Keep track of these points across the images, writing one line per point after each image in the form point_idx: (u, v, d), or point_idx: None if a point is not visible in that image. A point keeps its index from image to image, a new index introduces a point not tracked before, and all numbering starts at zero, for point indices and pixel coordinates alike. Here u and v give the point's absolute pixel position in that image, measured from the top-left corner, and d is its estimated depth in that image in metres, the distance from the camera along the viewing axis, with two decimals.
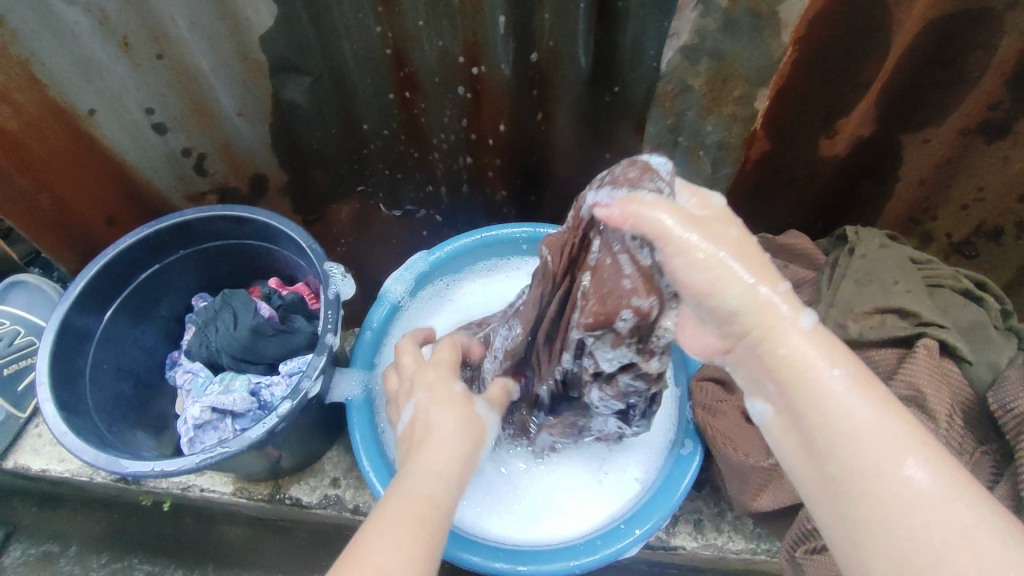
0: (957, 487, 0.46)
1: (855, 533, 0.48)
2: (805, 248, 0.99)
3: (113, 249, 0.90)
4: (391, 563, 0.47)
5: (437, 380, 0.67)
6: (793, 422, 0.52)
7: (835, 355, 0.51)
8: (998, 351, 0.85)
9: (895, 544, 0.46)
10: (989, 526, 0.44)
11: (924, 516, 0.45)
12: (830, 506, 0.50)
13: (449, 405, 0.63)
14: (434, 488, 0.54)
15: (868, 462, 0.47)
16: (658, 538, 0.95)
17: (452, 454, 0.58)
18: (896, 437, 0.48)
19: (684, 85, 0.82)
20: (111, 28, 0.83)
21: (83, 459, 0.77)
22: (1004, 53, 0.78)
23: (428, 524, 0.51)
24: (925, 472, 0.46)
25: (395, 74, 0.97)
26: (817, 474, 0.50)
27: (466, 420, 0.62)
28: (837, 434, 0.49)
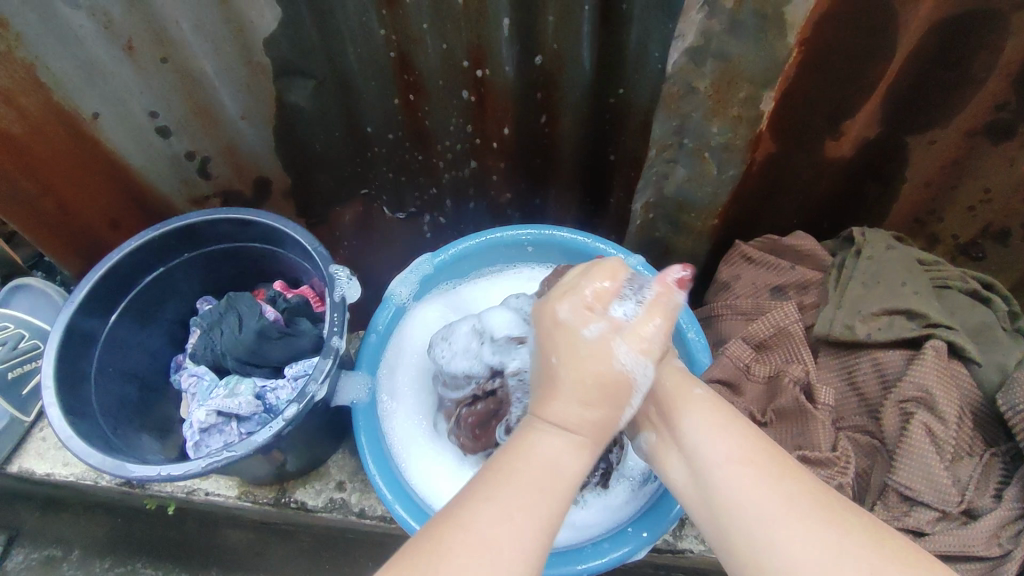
0: (781, 467, 0.56)
1: (716, 520, 0.57)
2: (809, 251, 0.97)
3: (119, 253, 0.90)
4: (505, 513, 0.51)
5: (569, 329, 0.59)
6: (669, 439, 0.65)
7: (697, 382, 0.66)
8: (1007, 353, 0.85)
9: (740, 518, 0.55)
10: (803, 495, 0.54)
11: (758, 491, 0.55)
12: (701, 515, 0.59)
13: (585, 363, 0.57)
14: (560, 456, 0.55)
15: (711, 456, 0.59)
16: (664, 542, 0.95)
17: (591, 424, 0.57)
18: (735, 437, 0.60)
19: (689, 87, 0.82)
20: (116, 32, 0.83)
21: (89, 463, 0.77)
22: (1010, 54, 0.78)
23: (555, 486, 0.54)
24: (752, 457, 0.57)
25: (399, 77, 0.97)
26: (692, 488, 0.61)
27: (599, 380, 0.57)
28: (696, 446, 0.61)
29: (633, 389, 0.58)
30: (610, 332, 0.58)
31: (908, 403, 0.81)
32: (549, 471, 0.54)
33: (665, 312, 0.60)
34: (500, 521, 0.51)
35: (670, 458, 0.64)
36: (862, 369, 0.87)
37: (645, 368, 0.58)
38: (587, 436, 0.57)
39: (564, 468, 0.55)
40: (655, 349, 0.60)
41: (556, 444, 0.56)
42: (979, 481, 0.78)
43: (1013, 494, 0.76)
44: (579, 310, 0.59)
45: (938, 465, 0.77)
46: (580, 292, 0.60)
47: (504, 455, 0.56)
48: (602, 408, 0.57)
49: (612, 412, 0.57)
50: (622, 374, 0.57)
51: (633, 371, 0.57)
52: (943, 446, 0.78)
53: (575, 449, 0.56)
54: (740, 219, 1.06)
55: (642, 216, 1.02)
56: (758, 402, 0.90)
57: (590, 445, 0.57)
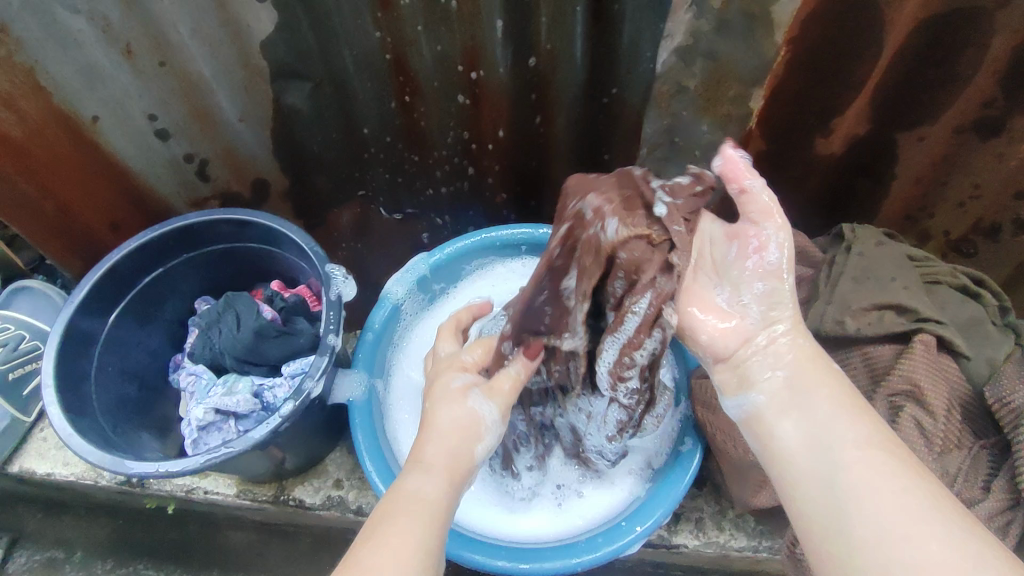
0: (915, 465, 0.56)
1: (835, 495, 0.56)
2: (801, 246, 1.00)
3: (118, 253, 0.91)
4: (380, 544, 0.55)
5: (442, 381, 0.73)
6: (787, 405, 0.64)
7: (830, 362, 0.66)
8: (997, 346, 0.85)
9: (869, 496, 0.54)
10: (941, 496, 0.53)
11: (899, 483, 0.54)
12: (810, 484, 0.58)
13: (447, 411, 0.69)
14: (425, 486, 0.62)
15: (844, 433, 0.58)
16: (659, 537, 0.96)
17: (447, 455, 0.65)
18: (870, 426, 0.59)
19: (677, 86, 0.86)
20: (115, 36, 0.84)
21: (88, 460, 0.78)
22: (997, 51, 0.79)
23: (424, 508, 0.59)
24: (889, 448, 0.57)
25: (393, 78, 0.98)
26: (803, 455, 0.60)
27: (454, 420, 0.68)
28: (822, 416, 0.61)
29: (483, 428, 0.69)
30: (472, 383, 0.72)
31: (897, 397, 0.82)
32: (415, 499, 0.60)
33: (509, 377, 0.73)
34: (375, 552, 0.54)
35: (780, 422, 0.63)
36: (853, 364, 0.88)
37: (493, 412, 0.70)
38: (447, 465, 0.65)
39: (427, 494, 0.61)
40: (503, 396, 0.72)
41: (421, 478, 0.63)
42: (967, 473, 0.79)
43: (1001, 486, 0.76)
44: (454, 367, 0.75)
45: (927, 458, 0.78)
46: (455, 358, 0.77)
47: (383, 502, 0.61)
48: (456, 442, 0.66)
49: (464, 446, 0.67)
50: (472, 415, 0.69)
51: (478, 410, 0.69)
52: (931, 438, 0.79)
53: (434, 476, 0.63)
54: None
55: None
56: None
57: (450, 475, 0.64)
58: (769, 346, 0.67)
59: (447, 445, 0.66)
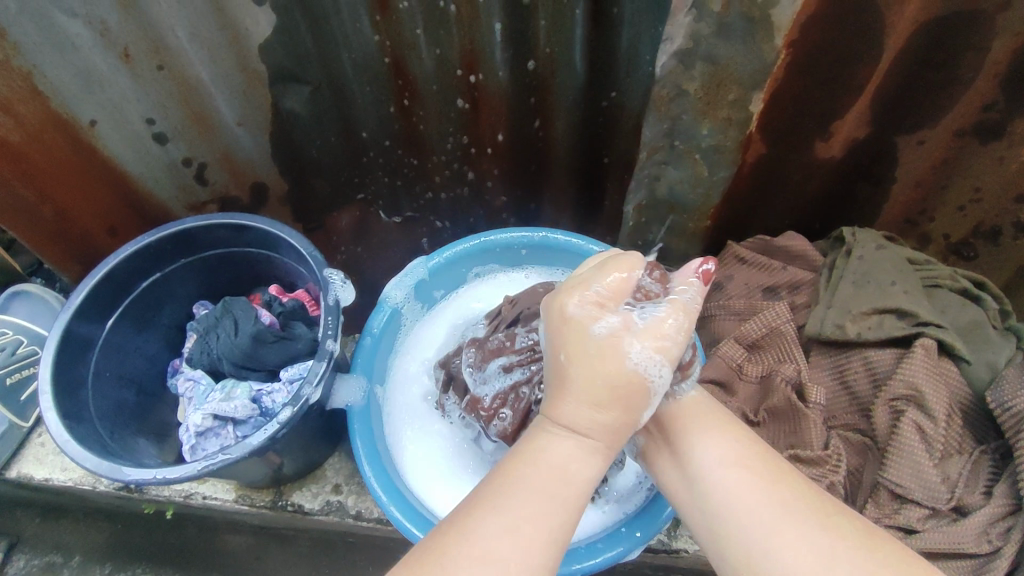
0: (774, 470, 0.60)
1: (713, 518, 0.60)
2: (799, 250, 0.98)
3: (115, 258, 0.90)
4: (512, 522, 0.54)
5: (582, 329, 0.60)
6: (661, 444, 0.67)
7: (691, 387, 0.70)
8: (998, 350, 0.85)
9: (739, 518, 0.57)
10: (797, 498, 0.57)
11: (756, 495, 0.58)
12: (695, 516, 0.62)
13: (593, 372, 0.59)
14: (573, 460, 0.58)
15: (706, 459, 0.63)
16: (659, 542, 0.95)
17: (602, 426, 0.59)
18: (730, 442, 0.63)
19: (678, 89, 0.83)
20: (113, 40, 0.84)
21: (85, 467, 0.78)
22: (997, 54, 0.79)
23: (563, 484, 0.57)
24: (746, 461, 0.61)
25: (392, 82, 0.98)
26: (683, 491, 0.64)
27: (610, 383, 0.58)
28: (688, 448, 0.64)
29: (646, 395, 0.59)
30: (625, 330, 0.59)
31: (897, 401, 0.82)
32: (557, 476, 0.57)
33: (674, 309, 0.62)
34: (506, 530, 0.53)
35: (662, 460, 0.67)
36: (853, 369, 0.88)
37: (662, 366, 0.59)
38: (607, 433, 0.60)
39: (571, 470, 0.58)
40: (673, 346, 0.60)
41: (567, 450, 0.59)
42: (968, 478, 0.79)
43: (1002, 492, 0.76)
44: (593, 304, 0.61)
45: (928, 464, 0.78)
46: (591, 291, 0.62)
47: (517, 462, 0.59)
48: (613, 411, 0.59)
49: (624, 414, 0.59)
50: (634, 375, 0.58)
51: (644, 371, 0.59)
52: (932, 443, 0.79)
53: (583, 454, 0.59)
54: (732, 218, 1.06)
55: (635, 218, 1.02)
56: (751, 402, 0.90)
57: (606, 447, 0.60)
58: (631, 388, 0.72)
59: (605, 418, 0.59)
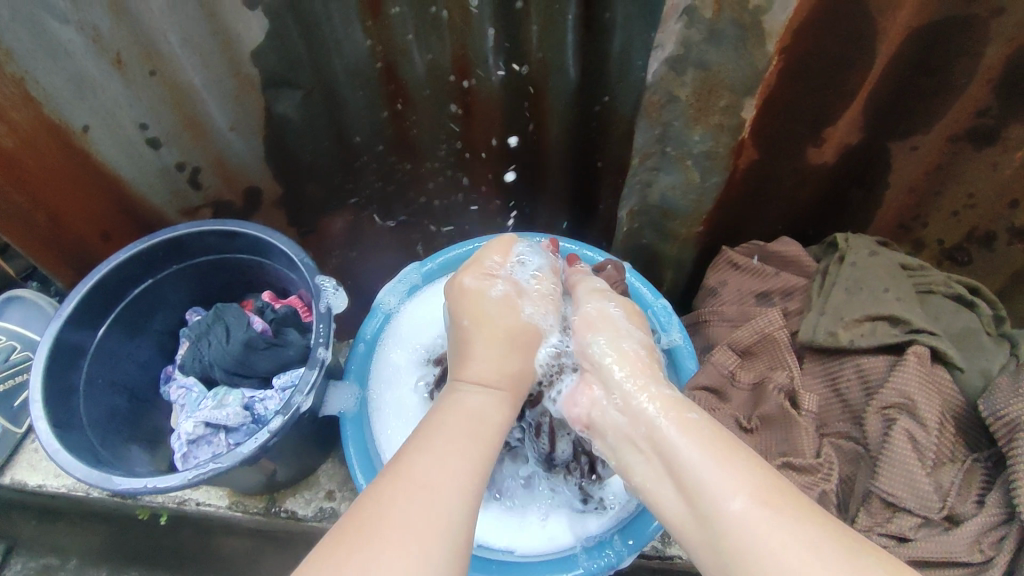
0: (796, 506, 0.52)
1: (724, 561, 0.53)
2: (795, 256, 0.98)
3: (107, 265, 0.90)
4: (440, 458, 0.55)
5: (478, 295, 0.73)
6: (663, 469, 0.61)
7: (692, 408, 0.64)
8: (990, 357, 0.85)
9: (755, 557, 0.50)
10: (821, 537, 0.50)
11: (773, 533, 0.51)
12: (704, 550, 0.55)
13: (489, 325, 0.71)
14: (483, 404, 0.63)
15: (712, 485, 0.55)
16: (653, 548, 0.95)
17: (508, 374, 0.67)
18: (744, 472, 0.55)
19: (669, 96, 0.83)
20: (106, 46, 0.84)
21: (76, 476, 0.78)
22: (990, 59, 0.79)
23: (482, 426, 0.60)
24: (764, 494, 0.53)
25: (385, 87, 0.98)
26: (691, 523, 0.57)
27: (507, 332, 0.71)
28: (693, 474, 0.57)
29: (537, 340, 0.73)
30: (510, 291, 0.75)
31: (890, 409, 0.82)
32: (478, 422, 0.60)
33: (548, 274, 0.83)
34: (436, 465, 0.54)
35: (665, 488, 0.61)
36: (846, 376, 0.88)
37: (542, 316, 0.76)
38: (508, 380, 0.67)
39: (486, 415, 0.62)
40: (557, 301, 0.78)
41: (476, 395, 0.64)
42: (960, 487, 0.78)
43: (995, 500, 0.75)
44: (484, 272, 0.76)
45: (921, 472, 0.78)
46: (484, 265, 0.77)
47: (438, 410, 0.61)
48: (515, 359, 0.69)
49: (523, 360, 0.70)
50: (524, 328, 0.72)
51: (532, 322, 0.74)
52: (924, 451, 0.78)
53: (494, 402, 0.64)
54: (726, 224, 1.04)
55: (627, 224, 1.02)
56: (744, 409, 0.91)
57: (507, 393, 0.66)
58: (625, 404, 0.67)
59: (505, 362, 0.68)
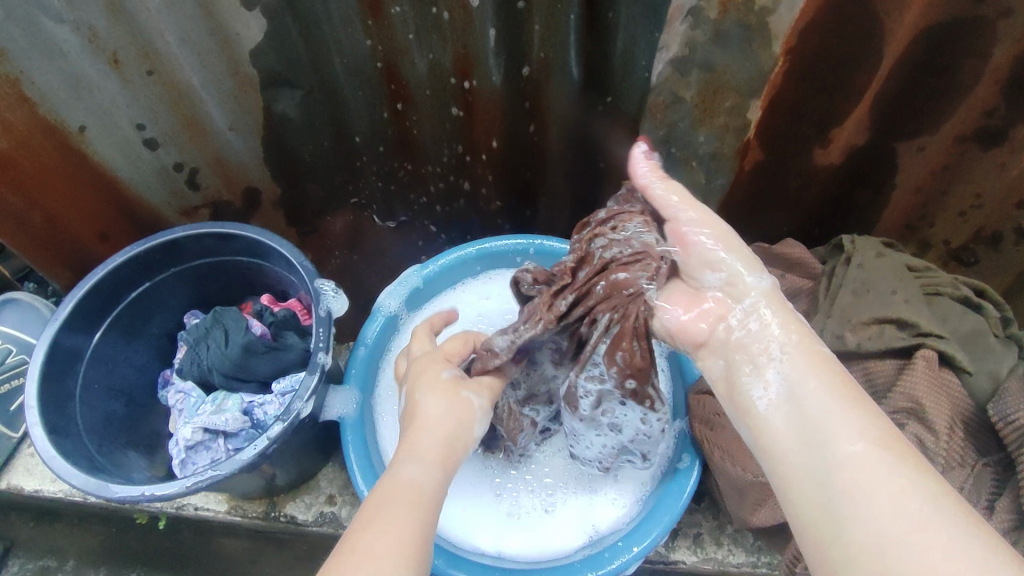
0: (913, 464, 0.51)
1: (831, 489, 0.52)
2: (799, 258, 0.98)
3: (102, 269, 0.89)
4: (381, 532, 0.50)
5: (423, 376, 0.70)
6: (782, 397, 0.60)
7: (826, 351, 0.62)
8: (1000, 360, 0.84)
9: (867, 494, 0.50)
10: (942, 489, 0.49)
11: (890, 476, 0.50)
12: (804, 478, 0.54)
13: (433, 398, 0.66)
14: (414, 471, 0.57)
15: (837, 423, 0.55)
16: (657, 552, 0.94)
17: (439, 441, 0.62)
18: (868, 417, 0.55)
19: (674, 96, 0.82)
20: (101, 45, 0.82)
21: (72, 484, 0.76)
22: (998, 60, 0.77)
23: (415, 496, 0.55)
24: (888, 441, 0.52)
25: (386, 86, 0.96)
26: (797, 449, 0.56)
27: (444, 412, 0.65)
28: (816, 406, 0.57)
29: (475, 415, 0.67)
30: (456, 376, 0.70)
31: (899, 414, 0.81)
32: (411, 490, 0.55)
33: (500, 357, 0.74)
34: (380, 538, 0.49)
35: (779, 413, 0.59)
36: (854, 380, 0.87)
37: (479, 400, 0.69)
38: (441, 449, 0.61)
39: (417, 480, 0.57)
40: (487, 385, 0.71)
41: (410, 464, 0.58)
42: (969, 492, 0.78)
43: (1004, 506, 0.75)
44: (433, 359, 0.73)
45: None
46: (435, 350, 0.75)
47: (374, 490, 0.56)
48: (448, 424, 0.65)
49: (460, 430, 0.65)
50: (464, 403, 0.68)
51: (469, 399, 0.68)
52: (933, 457, 0.78)
53: (427, 464, 0.59)
54: (730, 225, 1.04)
55: None
56: None
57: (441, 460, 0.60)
58: (759, 330, 0.65)
59: (437, 431, 0.63)
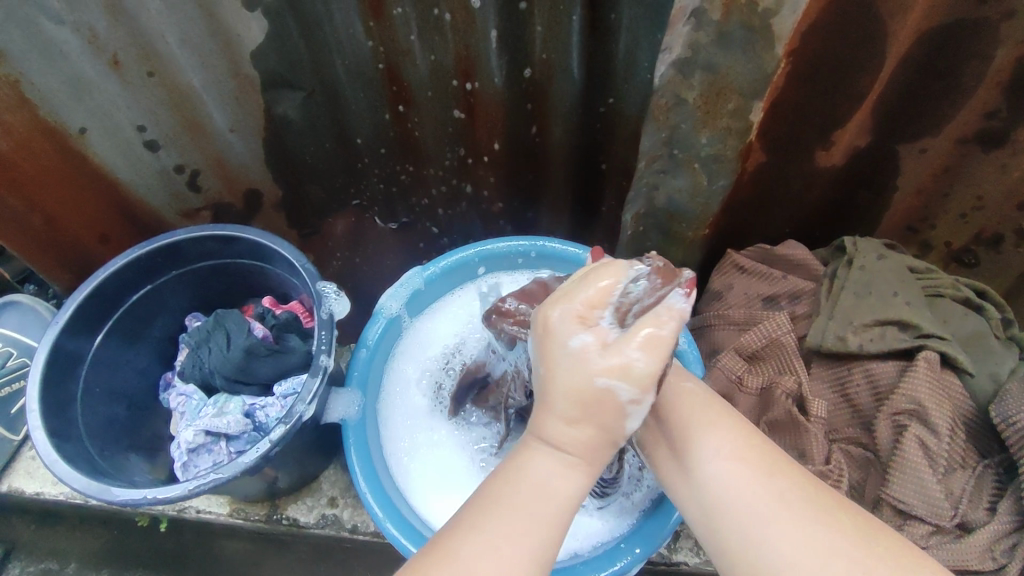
0: (774, 464, 0.57)
1: (708, 511, 0.58)
2: (801, 259, 0.97)
3: (103, 272, 0.89)
4: (492, 546, 0.52)
5: (553, 341, 0.54)
6: (658, 435, 0.65)
7: (687, 376, 0.67)
8: (1001, 361, 0.85)
9: (736, 511, 0.55)
10: (794, 487, 0.55)
11: (755, 485, 0.56)
12: (691, 505, 0.60)
13: (570, 385, 0.53)
14: (552, 478, 0.55)
15: (700, 448, 0.60)
16: (659, 555, 0.94)
17: (581, 442, 0.55)
18: (726, 433, 0.61)
19: (677, 98, 0.81)
20: (101, 47, 0.82)
21: (73, 488, 0.76)
22: (1000, 62, 0.78)
23: (544, 509, 0.54)
24: (744, 455, 0.59)
25: (387, 88, 0.96)
26: (679, 480, 0.62)
27: (582, 403, 0.53)
28: (684, 435, 0.62)
29: (619, 412, 0.53)
30: (595, 346, 0.52)
31: (900, 415, 0.81)
32: (540, 496, 0.54)
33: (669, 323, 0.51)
34: (488, 556, 0.51)
35: (660, 452, 0.65)
36: (856, 382, 0.87)
37: (643, 390, 0.52)
38: (586, 453, 0.56)
39: (551, 491, 0.55)
40: (652, 361, 0.52)
41: (547, 466, 0.55)
42: (972, 494, 0.78)
43: (1007, 508, 0.75)
44: (568, 313, 0.54)
45: (932, 480, 0.77)
46: (570, 304, 0.54)
47: (500, 481, 0.56)
48: (584, 423, 0.54)
49: (599, 428, 0.54)
50: (602, 394, 0.52)
51: (614, 391, 0.52)
52: (935, 459, 0.78)
53: (565, 465, 0.55)
54: (730, 227, 1.04)
55: (632, 227, 1.02)
56: (751, 414, 0.89)
57: (585, 463, 0.56)
58: None
59: (581, 434, 0.55)
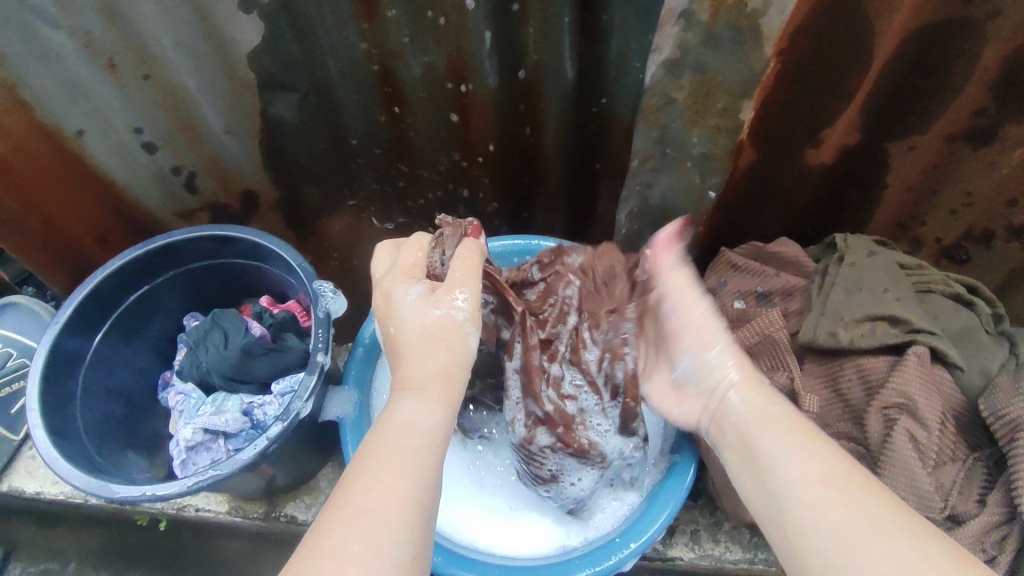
0: (863, 489, 0.54)
1: (788, 539, 0.55)
2: (792, 256, 0.99)
3: (101, 272, 0.90)
4: (374, 482, 0.53)
5: (393, 300, 0.68)
6: (743, 457, 0.64)
7: (777, 399, 0.66)
8: (990, 356, 0.86)
9: (818, 538, 0.53)
10: (885, 513, 0.52)
11: (839, 511, 0.53)
12: (771, 529, 0.58)
13: (417, 322, 0.65)
14: (418, 416, 0.60)
15: (788, 470, 0.58)
16: (655, 550, 0.95)
17: (435, 372, 0.64)
18: (818, 457, 0.58)
19: (667, 98, 0.82)
20: (97, 51, 0.83)
21: (75, 485, 0.77)
22: (987, 60, 0.79)
23: (417, 442, 0.58)
24: (830, 477, 0.56)
25: (380, 89, 0.97)
26: (760, 503, 0.60)
27: (424, 334, 0.65)
28: (765, 454, 0.61)
29: (461, 332, 0.66)
30: (423, 290, 0.67)
31: (891, 409, 0.82)
32: (409, 431, 0.59)
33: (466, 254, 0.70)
34: (370, 491, 0.53)
35: (743, 472, 0.63)
36: (846, 376, 0.88)
37: (460, 305, 0.66)
38: (439, 385, 0.63)
39: (420, 424, 0.60)
40: (464, 290, 0.67)
41: (413, 404, 0.61)
42: (962, 486, 0.80)
43: (997, 500, 0.77)
44: (396, 274, 0.70)
45: (924, 474, 0.78)
46: (397, 268, 0.71)
47: (376, 431, 0.59)
48: (438, 353, 0.65)
49: (446, 355, 0.65)
50: (439, 322, 0.65)
51: (450, 316, 0.66)
52: (926, 453, 0.79)
53: (424, 401, 0.62)
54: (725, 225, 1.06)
55: (627, 225, 1.02)
56: None
57: (442, 395, 0.63)
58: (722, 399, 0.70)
59: (429, 359, 0.64)
